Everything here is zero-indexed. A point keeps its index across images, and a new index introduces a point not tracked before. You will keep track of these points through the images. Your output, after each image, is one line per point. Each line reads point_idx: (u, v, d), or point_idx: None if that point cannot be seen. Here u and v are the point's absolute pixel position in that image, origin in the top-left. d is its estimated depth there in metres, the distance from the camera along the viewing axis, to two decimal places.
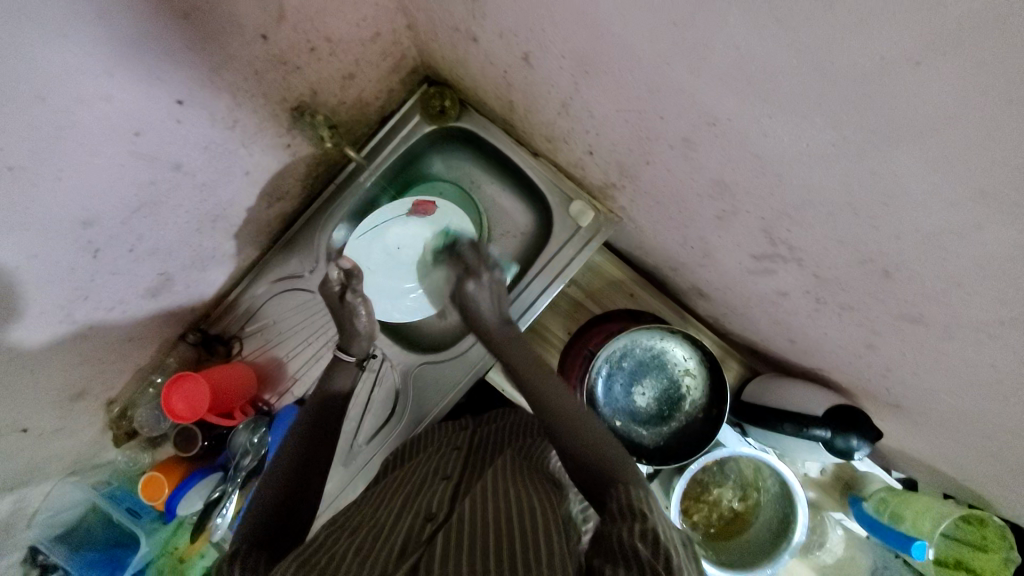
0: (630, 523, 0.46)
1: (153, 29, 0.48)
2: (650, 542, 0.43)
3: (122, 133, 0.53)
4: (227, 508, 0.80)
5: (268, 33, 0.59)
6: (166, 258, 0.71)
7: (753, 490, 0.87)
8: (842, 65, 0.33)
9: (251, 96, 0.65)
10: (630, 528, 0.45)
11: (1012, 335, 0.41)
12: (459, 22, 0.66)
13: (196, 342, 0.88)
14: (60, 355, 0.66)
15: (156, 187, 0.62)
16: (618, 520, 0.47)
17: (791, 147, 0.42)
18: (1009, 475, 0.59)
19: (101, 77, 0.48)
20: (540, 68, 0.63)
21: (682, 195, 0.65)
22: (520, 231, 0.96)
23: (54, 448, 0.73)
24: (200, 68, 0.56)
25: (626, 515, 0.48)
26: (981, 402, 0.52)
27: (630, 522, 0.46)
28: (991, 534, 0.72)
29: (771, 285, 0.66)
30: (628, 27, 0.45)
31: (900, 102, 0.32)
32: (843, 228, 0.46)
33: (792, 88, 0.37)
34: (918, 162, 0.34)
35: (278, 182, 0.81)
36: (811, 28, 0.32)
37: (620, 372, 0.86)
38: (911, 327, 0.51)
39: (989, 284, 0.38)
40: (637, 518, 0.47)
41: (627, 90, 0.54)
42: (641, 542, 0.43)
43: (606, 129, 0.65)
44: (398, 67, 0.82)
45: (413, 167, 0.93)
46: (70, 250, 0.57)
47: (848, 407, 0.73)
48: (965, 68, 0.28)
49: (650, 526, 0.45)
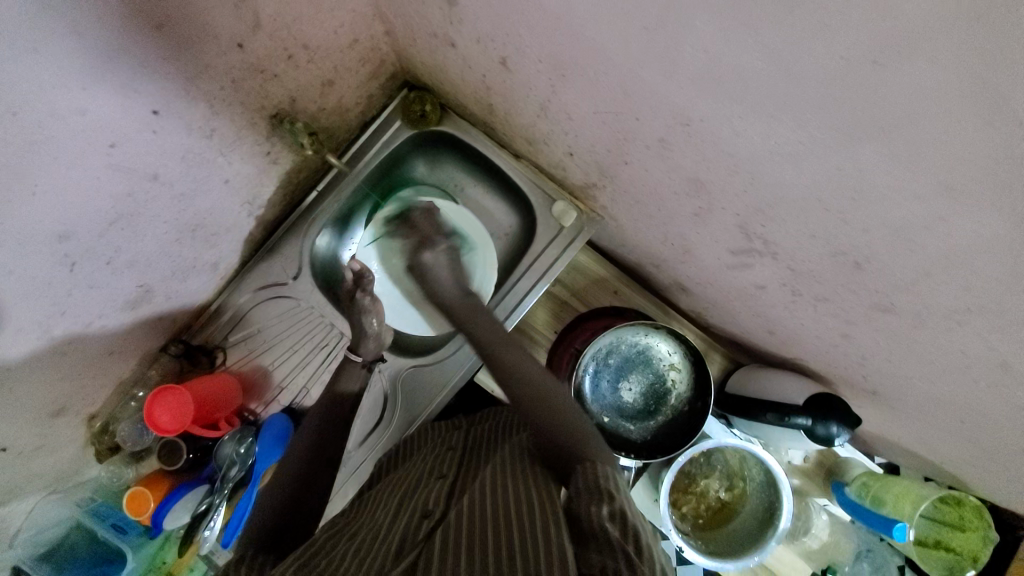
0: (597, 501, 0.48)
1: (127, 40, 0.48)
2: (619, 524, 0.46)
3: (97, 145, 0.53)
4: (214, 521, 0.80)
5: (246, 41, 0.59)
6: (146, 270, 0.70)
7: (739, 479, 0.89)
8: (805, 66, 0.34)
9: (229, 105, 0.65)
10: (598, 507, 0.48)
11: (975, 320, 0.43)
12: (437, 27, 0.67)
13: (178, 353, 0.86)
14: (39, 371, 0.64)
15: (134, 199, 0.61)
16: (584, 498, 0.49)
17: (761, 145, 0.44)
18: (981, 454, 0.62)
19: (75, 90, 0.47)
20: (519, 72, 0.64)
21: (661, 194, 0.66)
22: (504, 232, 0.96)
23: (35, 466, 0.71)
24: (176, 79, 0.56)
25: (592, 493, 0.50)
26: (951, 385, 0.54)
27: (598, 502, 0.48)
28: (969, 513, 0.76)
29: (750, 279, 0.68)
30: (602, 32, 0.46)
31: (861, 99, 0.33)
32: (814, 222, 0.48)
33: (760, 88, 0.39)
34: (880, 157, 0.36)
35: (259, 189, 0.80)
36: (774, 32, 0.34)
37: (606, 369, 0.87)
38: (883, 316, 0.53)
39: (951, 272, 0.40)
40: (604, 497, 0.49)
41: (603, 92, 0.55)
42: (609, 523, 0.46)
43: (585, 131, 0.66)
44: (378, 73, 0.82)
45: (396, 171, 0.93)
46: (46, 264, 0.56)
47: (826, 394, 0.75)
48: (920, 67, 0.29)
49: (617, 507, 0.48)
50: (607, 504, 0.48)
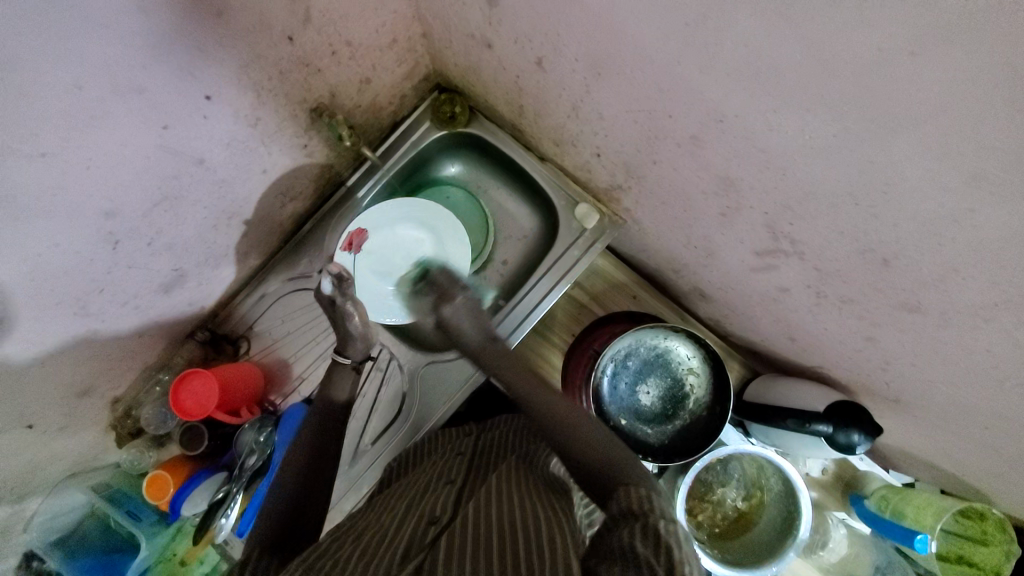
0: (632, 523, 0.47)
1: (187, 26, 0.50)
2: (650, 541, 0.44)
3: (150, 127, 0.55)
4: (231, 509, 0.78)
5: (295, 34, 0.62)
6: (181, 254, 0.72)
7: (757, 489, 0.88)
8: (846, 56, 0.36)
9: (273, 96, 0.67)
10: (630, 528, 0.46)
11: (1005, 317, 0.43)
12: (475, 29, 0.69)
13: (204, 340, 0.88)
14: (71, 348, 0.66)
15: (178, 182, 0.63)
16: (620, 521, 0.48)
17: (796, 139, 0.45)
18: (1004, 463, 0.62)
19: (136, 70, 0.49)
20: (553, 72, 0.66)
21: (687, 193, 0.67)
22: (525, 233, 0.98)
23: (57, 448, 0.72)
24: (228, 66, 0.58)
25: (628, 515, 0.48)
26: (976, 388, 0.54)
27: (631, 521, 0.47)
28: (991, 527, 0.73)
29: (773, 281, 0.69)
30: (643, 29, 0.48)
31: (899, 91, 0.35)
32: (845, 219, 0.49)
33: (797, 82, 0.40)
34: (916, 148, 0.37)
35: (291, 182, 0.82)
36: (815, 24, 0.36)
37: (625, 371, 0.87)
38: (909, 316, 0.53)
39: (982, 267, 0.41)
40: (637, 518, 0.47)
41: (637, 90, 0.57)
42: (638, 542, 0.44)
43: (614, 130, 0.67)
44: (411, 74, 0.85)
45: (424, 170, 0.95)
46: (91, 240, 0.58)
47: (849, 402, 0.75)
48: (957, 56, 0.31)
49: (651, 522, 0.46)
50: (639, 521, 0.47)
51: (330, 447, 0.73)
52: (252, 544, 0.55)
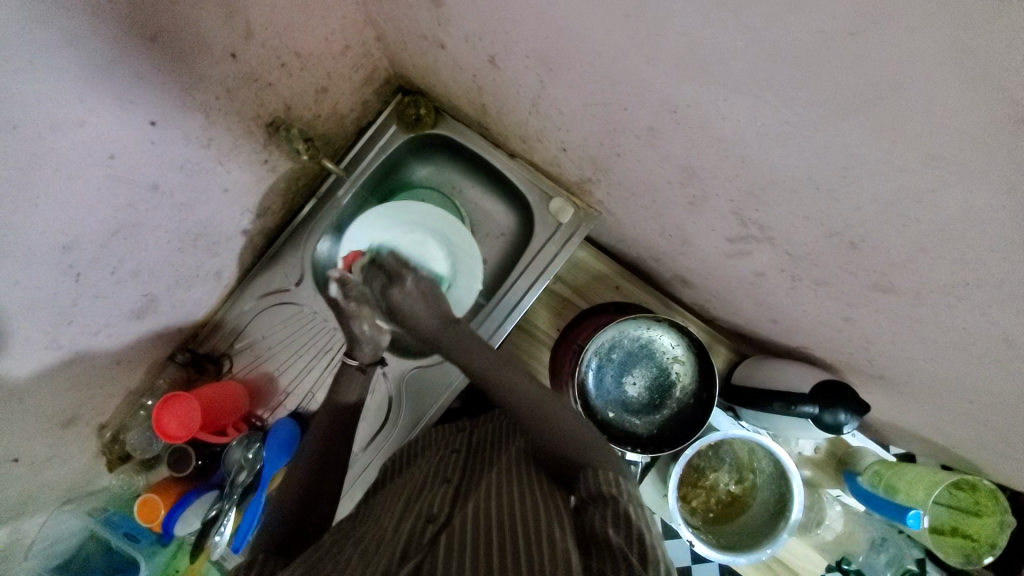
0: (604, 507, 0.50)
1: (121, 53, 0.49)
2: (623, 529, 0.46)
3: (97, 155, 0.54)
4: (225, 526, 0.80)
5: (238, 51, 0.61)
6: (150, 279, 0.72)
7: (749, 472, 0.88)
8: (785, 41, 0.34)
9: (225, 114, 0.66)
10: (602, 513, 0.49)
11: (975, 295, 0.42)
12: (426, 30, 0.68)
13: (185, 362, 0.87)
14: (48, 381, 0.66)
15: (135, 209, 0.62)
16: (592, 506, 0.51)
17: (749, 127, 0.44)
18: (991, 435, 0.61)
19: (74, 102, 0.48)
20: (507, 69, 0.64)
21: (653, 183, 0.66)
22: (502, 231, 0.97)
23: (48, 477, 0.72)
24: (172, 89, 0.57)
25: (597, 499, 0.52)
26: (956, 364, 0.53)
27: (603, 508, 0.50)
28: (985, 498, 0.73)
29: (748, 266, 0.68)
30: (585, 23, 0.46)
31: (844, 73, 0.33)
32: (808, 204, 0.47)
33: (742, 69, 0.39)
34: (866, 131, 0.36)
35: (258, 196, 0.81)
36: (750, 10, 0.34)
37: (609, 364, 0.87)
38: (882, 296, 0.52)
39: (946, 246, 0.40)
40: (608, 502, 0.50)
41: (590, 84, 0.55)
42: (611, 528, 0.46)
43: (576, 125, 0.66)
44: (371, 78, 0.84)
45: (394, 174, 0.94)
46: (53, 274, 0.58)
47: (834, 382, 0.74)
48: (896, 36, 0.29)
49: (622, 511, 0.49)
50: (612, 507, 0.50)
51: (331, 451, 0.72)
52: (256, 552, 0.56)
